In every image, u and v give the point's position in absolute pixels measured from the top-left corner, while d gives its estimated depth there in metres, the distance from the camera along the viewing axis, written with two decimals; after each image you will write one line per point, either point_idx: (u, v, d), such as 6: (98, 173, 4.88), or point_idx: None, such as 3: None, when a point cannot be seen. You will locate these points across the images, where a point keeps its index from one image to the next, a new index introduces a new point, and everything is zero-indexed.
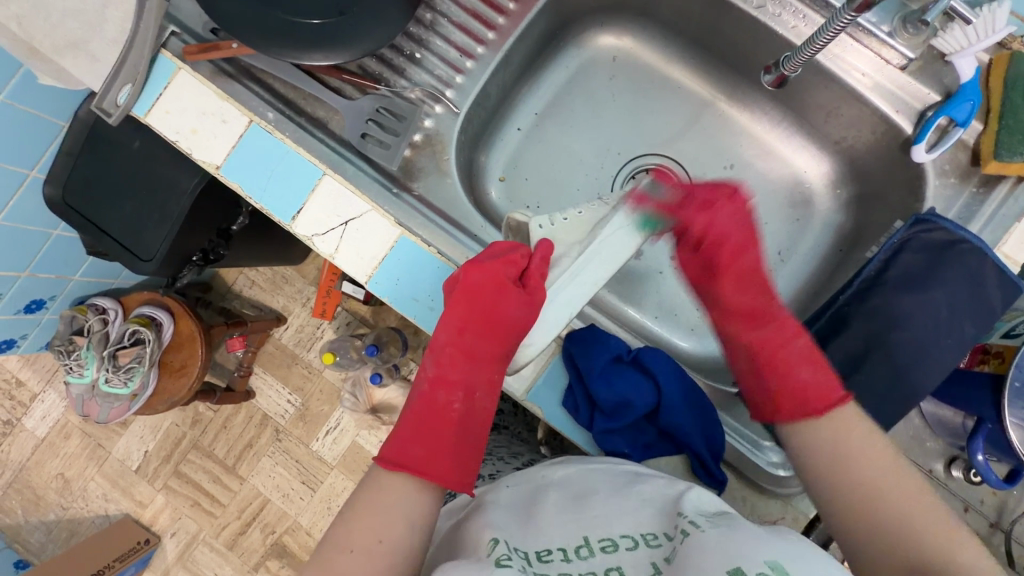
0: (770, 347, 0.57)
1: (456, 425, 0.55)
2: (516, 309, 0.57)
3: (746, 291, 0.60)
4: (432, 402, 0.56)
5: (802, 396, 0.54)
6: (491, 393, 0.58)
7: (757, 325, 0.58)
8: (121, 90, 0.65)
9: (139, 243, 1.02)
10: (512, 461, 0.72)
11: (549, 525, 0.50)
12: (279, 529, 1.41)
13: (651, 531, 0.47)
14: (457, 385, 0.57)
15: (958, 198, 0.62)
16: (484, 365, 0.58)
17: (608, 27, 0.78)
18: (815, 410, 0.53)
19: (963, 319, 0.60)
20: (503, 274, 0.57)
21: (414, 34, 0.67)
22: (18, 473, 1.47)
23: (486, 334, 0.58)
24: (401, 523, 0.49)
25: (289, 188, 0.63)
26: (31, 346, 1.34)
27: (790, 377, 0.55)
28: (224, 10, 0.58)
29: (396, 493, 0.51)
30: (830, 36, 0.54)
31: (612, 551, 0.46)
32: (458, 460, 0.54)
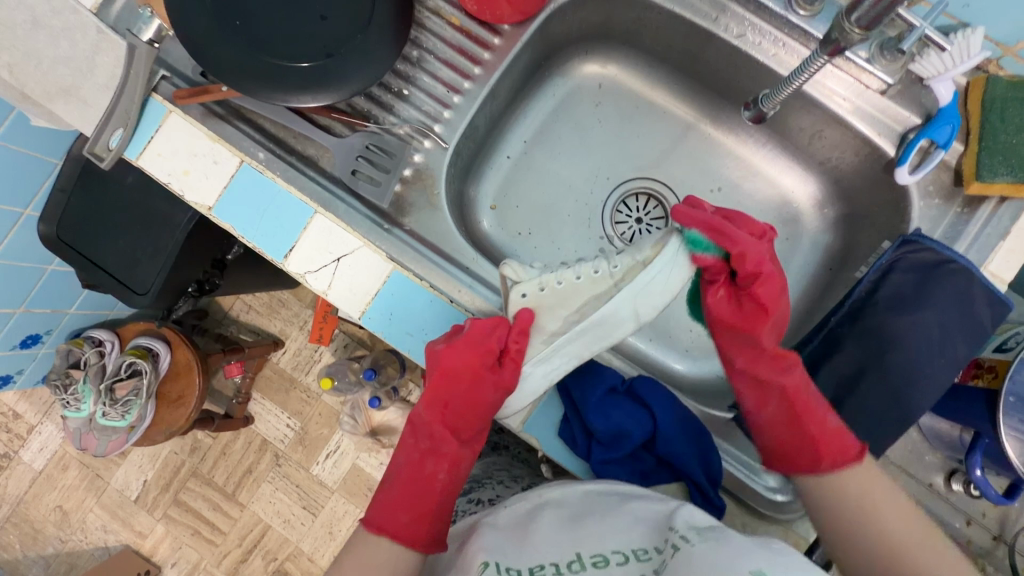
0: (805, 393, 0.57)
1: (441, 493, 0.58)
2: (495, 389, 0.60)
3: (768, 354, 0.58)
4: (419, 469, 0.59)
5: (821, 447, 0.56)
6: (471, 457, 0.62)
7: (790, 368, 0.58)
8: (113, 134, 0.65)
9: (134, 277, 1.02)
10: (512, 486, 0.72)
11: (542, 542, 0.50)
12: (281, 555, 1.40)
13: (643, 547, 0.47)
14: (442, 455, 0.60)
15: (943, 218, 0.63)
16: (466, 434, 0.62)
17: (594, 56, 0.79)
18: (834, 463, 0.55)
19: (954, 338, 0.60)
20: (483, 359, 0.59)
21: (401, 71, 0.67)
22: (16, 507, 1.46)
23: (468, 408, 0.61)
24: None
25: (281, 227, 0.64)
26: (27, 379, 1.33)
27: (826, 422, 0.56)
28: (212, 56, 0.58)
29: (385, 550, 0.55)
30: (810, 73, 0.54)
31: (604, 566, 0.46)
32: (441, 525, 0.57)
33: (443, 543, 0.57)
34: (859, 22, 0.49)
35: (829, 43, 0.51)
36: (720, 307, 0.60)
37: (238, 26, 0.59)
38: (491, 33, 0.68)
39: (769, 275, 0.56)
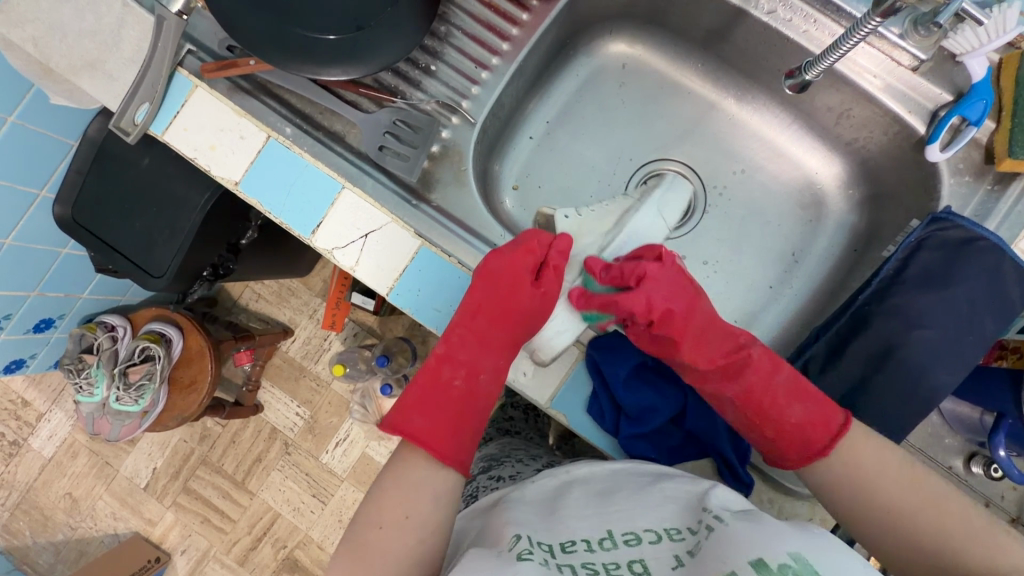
0: (757, 393, 0.55)
1: (458, 402, 0.56)
2: (529, 300, 0.58)
3: (709, 373, 0.57)
4: (437, 375, 0.57)
5: (805, 436, 0.54)
6: (495, 378, 0.59)
7: (734, 375, 0.56)
8: (138, 109, 0.64)
9: (150, 260, 1.02)
10: (532, 463, 0.72)
11: (572, 520, 0.50)
12: (290, 543, 1.41)
13: (675, 527, 0.47)
14: (463, 364, 0.57)
15: (973, 195, 0.62)
16: (494, 350, 0.59)
17: (619, 35, 0.79)
18: (823, 446, 0.53)
19: (984, 315, 0.60)
20: (522, 265, 0.58)
21: (429, 46, 0.67)
22: (25, 494, 1.46)
23: (498, 319, 0.58)
24: (427, 500, 0.52)
25: (308, 202, 0.64)
26: (40, 365, 1.32)
27: (782, 418, 0.55)
28: (243, 28, 0.58)
29: (419, 470, 0.53)
30: (856, 40, 0.54)
31: (635, 543, 0.46)
32: (460, 438, 0.55)
33: (458, 460, 0.54)
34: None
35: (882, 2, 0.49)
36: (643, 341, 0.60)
37: None
38: (520, 9, 0.67)
39: (667, 313, 0.56)
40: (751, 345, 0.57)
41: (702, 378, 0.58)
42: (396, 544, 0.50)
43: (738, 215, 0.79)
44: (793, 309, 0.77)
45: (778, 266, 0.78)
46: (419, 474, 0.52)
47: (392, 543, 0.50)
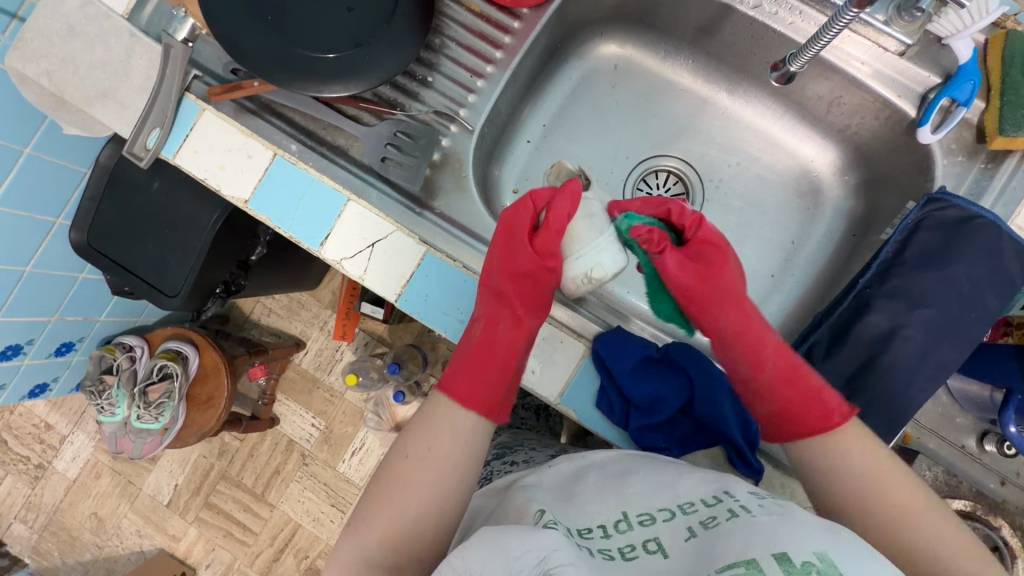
0: (783, 357, 0.57)
1: (478, 350, 0.60)
2: (525, 254, 0.61)
3: (745, 311, 0.60)
4: (466, 337, 0.62)
5: (832, 394, 0.55)
6: (515, 329, 0.61)
7: (760, 345, 0.58)
8: (150, 134, 0.67)
9: (165, 280, 1.06)
10: (544, 450, 0.74)
11: (589, 505, 0.51)
12: (312, 553, 1.43)
13: (688, 502, 0.49)
14: (480, 319, 0.62)
15: (967, 174, 0.63)
16: (511, 302, 0.61)
17: (609, 37, 0.80)
18: (846, 407, 0.54)
19: (985, 291, 0.61)
20: (518, 221, 0.62)
21: (425, 59, 0.69)
22: (52, 516, 1.49)
23: (510, 275, 0.61)
24: (449, 437, 0.55)
25: (316, 216, 0.66)
26: (62, 389, 1.35)
27: (816, 398, 0.55)
28: (247, 48, 0.60)
29: (444, 410, 0.57)
30: (834, 32, 0.54)
31: (650, 523, 0.47)
32: (478, 384, 0.58)
33: (481, 404, 0.58)
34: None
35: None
36: (681, 272, 0.61)
37: (269, 20, 0.60)
38: (511, 17, 0.69)
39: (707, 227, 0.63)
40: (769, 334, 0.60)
41: (738, 313, 0.59)
42: (419, 473, 0.53)
43: (735, 207, 0.81)
44: (796, 297, 0.78)
45: (777, 254, 0.79)
46: (441, 412, 0.57)
47: (416, 474, 0.53)
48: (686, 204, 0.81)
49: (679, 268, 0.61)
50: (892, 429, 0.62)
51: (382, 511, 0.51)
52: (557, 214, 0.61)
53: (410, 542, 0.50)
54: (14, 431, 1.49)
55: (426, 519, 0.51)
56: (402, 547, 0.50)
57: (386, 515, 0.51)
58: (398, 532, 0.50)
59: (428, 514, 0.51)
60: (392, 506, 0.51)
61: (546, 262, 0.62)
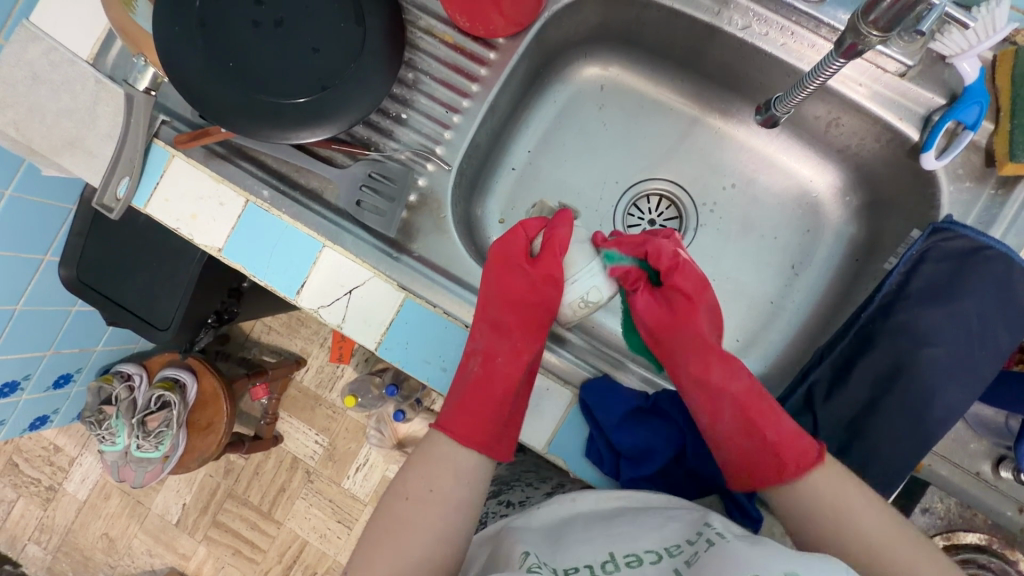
0: (751, 396, 0.55)
1: (474, 384, 0.58)
2: (523, 281, 0.61)
3: (710, 358, 0.58)
4: (464, 370, 0.60)
5: (800, 446, 0.53)
6: (513, 362, 0.59)
7: (736, 373, 0.57)
8: (119, 183, 0.65)
9: (155, 313, 1.03)
10: (542, 487, 0.70)
11: (575, 545, 0.48)
12: (320, 569, 1.41)
13: (674, 543, 0.46)
14: (479, 350, 0.60)
15: (976, 202, 0.59)
16: (510, 333, 0.61)
17: (592, 58, 0.77)
18: (814, 456, 0.52)
19: (995, 326, 0.57)
20: (514, 250, 0.62)
21: (398, 95, 0.66)
22: (65, 536, 1.48)
23: (509, 304, 0.61)
24: (450, 475, 0.54)
25: (290, 264, 0.64)
26: (64, 418, 1.36)
27: (781, 427, 0.54)
28: (209, 100, 0.58)
29: (443, 448, 0.56)
30: (822, 79, 0.52)
31: (637, 565, 0.44)
32: (478, 420, 0.57)
33: (479, 441, 0.56)
34: (876, 23, 0.46)
35: (842, 43, 0.47)
36: (652, 310, 0.62)
37: (231, 68, 0.58)
38: (486, 48, 0.66)
39: (686, 265, 0.61)
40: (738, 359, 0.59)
41: (705, 355, 0.58)
42: (420, 516, 0.51)
43: (732, 230, 0.77)
44: (797, 323, 0.75)
45: (776, 279, 0.76)
46: (442, 449, 0.55)
47: (416, 515, 0.52)
48: (680, 230, 0.78)
49: (649, 305, 0.62)
50: (899, 474, 0.59)
51: (381, 556, 0.50)
52: (551, 243, 0.61)
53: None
54: (23, 453, 1.47)
55: (428, 561, 0.50)
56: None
57: (385, 561, 0.50)
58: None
59: (428, 559, 0.50)
60: (392, 553, 0.50)
61: (545, 290, 0.61)
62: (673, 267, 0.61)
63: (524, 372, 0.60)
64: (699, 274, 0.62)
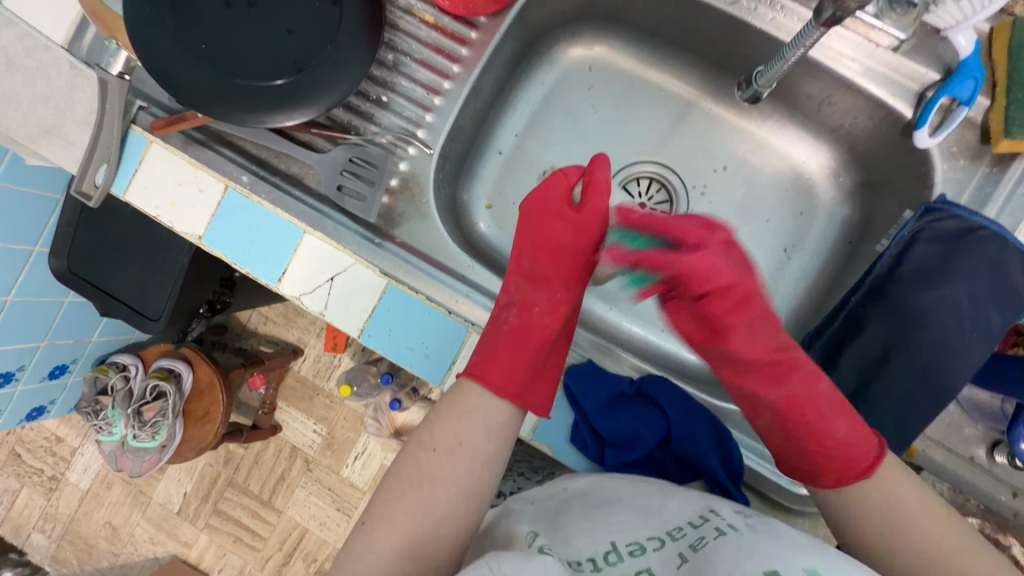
0: (801, 403, 0.51)
1: (512, 331, 0.56)
2: (564, 231, 0.61)
3: (745, 376, 0.52)
4: (498, 320, 0.57)
5: (847, 454, 0.50)
6: (552, 312, 0.58)
7: (782, 379, 0.51)
8: (96, 170, 0.64)
9: (147, 303, 1.02)
10: (533, 477, 0.69)
11: (576, 533, 0.47)
12: (320, 557, 1.41)
13: (676, 527, 0.46)
14: (515, 301, 0.58)
15: (970, 179, 0.58)
16: (549, 284, 0.60)
17: (579, 38, 0.75)
18: (868, 464, 0.49)
19: (989, 308, 0.56)
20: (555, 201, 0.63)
21: (379, 77, 0.65)
22: (69, 525, 1.49)
23: (548, 255, 0.61)
24: (479, 430, 0.52)
25: (272, 250, 0.63)
26: (62, 408, 1.37)
27: (829, 437, 0.50)
28: (183, 83, 0.57)
29: (474, 399, 0.53)
30: (803, 48, 0.50)
31: (640, 554, 0.44)
32: (516, 368, 0.54)
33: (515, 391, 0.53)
34: None
35: (822, 12, 0.45)
36: (684, 321, 0.53)
37: (204, 49, 0.57)
38: (468, 27, 0.65)
39: (722, 286, 0.49)
40: (794, 350, 0.52)
41: (740, 373, 0.52)
42: (446, 469, 0.49)
43: (724, 213, 0.75)
44: (790, 308, 0.74)
45: (769, 263, 0.74)
46: (473, 401, 0.53)
47: (443, 468, 0.50)
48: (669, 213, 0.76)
49: (683, 318, 0.53)
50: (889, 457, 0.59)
51: (402, 507, 0.48)
52: (598, 187, 0.61)
53: (426, 544, 0.47)
54: (25, 444, 1.48)
55: (452, 515, 0.48)
56: (419, 548, 0.47)
57: (406, 512, 0.48)
58: (418, 530, 0.47)
59: (450, 516, 0.48)
60: (413, 504, 0.48)
61: (584, 241, 0.61)
62: (711, 291, 0.49)
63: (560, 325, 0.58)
64: (742, 289, 0.50)
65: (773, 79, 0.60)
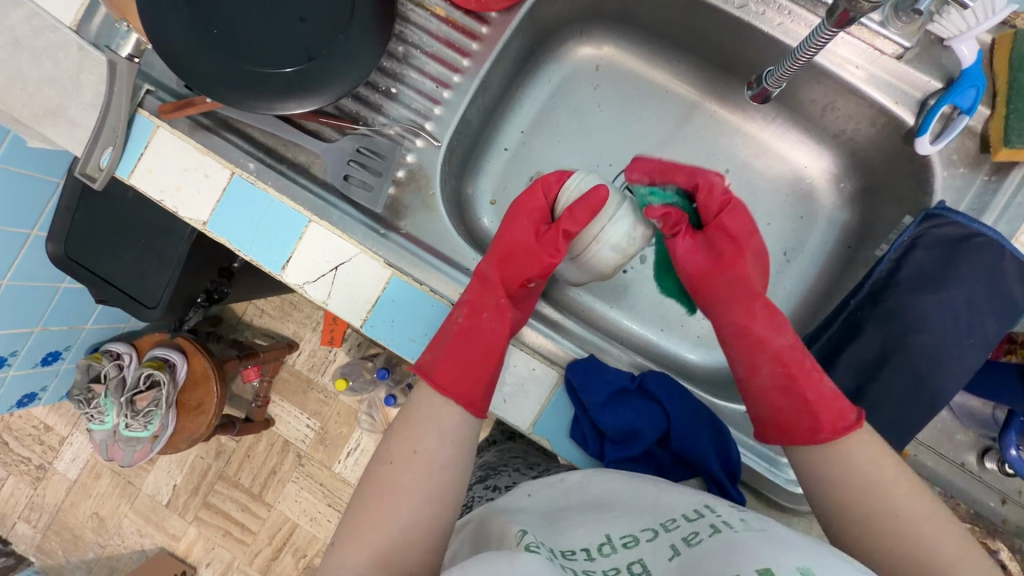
0: (794, 351, 0.54)
1: (461, 337, 0.56)
2: (527, 234, 0.60)
3: (752, 305, 0.57)
4: (449, 323, 0.58)
5: (836, 407, 0.51)
6: (499, 318, 0.58)
7: (780, 328, 0.56)
8: (102, 153, 0.64)
9: (143, 290, 1.01)
10: (529, 472, 0.69)
11: (572, 529, 0.47)
12: (310, 552, 1.40)
13: (669, 518, 0.46)
14: (465, 303, 0.58)
15: (970, 187, 0.59)
16: (497, 291, 0.59)
17: (588, 38, 0.76)
18: (854, 420, 0.50)
19: (984, 314, 0.57)
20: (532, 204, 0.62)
21: (388, 68, 0.66)
22: (55, 516, 1.47)
23: (508, 259, 0.60)
24: (434, 435, 0.51)
25: (276, 238, 0.62)
26: (53, 396, 1.35)
27: (821, 387, 0.52)
28: (193, 68, 0.57)
29: (427, 406, 0.53)
30: (813, 49, 0.51)
31: (634, 545, 0.44)
32: (463, 376, 0.55)
33: (463, 399, 0.54)
34: None
35: (834, 11, 0.46)
36: (696, 255, 0.61)
37: (215, 34, 0.57)
38: (479, 22, 0.66)
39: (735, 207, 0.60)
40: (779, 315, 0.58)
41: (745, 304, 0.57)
42: (405, 478, 0.48)
43: None
44: (788, 311, 0.74)
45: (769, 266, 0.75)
46: (423, 409, 0.53)
47: (402, 476, 0.49)
48: None
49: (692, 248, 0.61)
50: None
51: (367, 520, 0.47)
52: (582, 205, 0.57)
53: (398, 559, 0.46)
54: (14, 432, 1.46)
55: (416, 525, 0.47)
56: (390, 559, 0.45)
57: (371, 529, 0.46)
58: (385, 542, 0.46)
59: (416, 524, 0.47)
60: (378, 519, 0.47)
61: (546, 252, 0.58)
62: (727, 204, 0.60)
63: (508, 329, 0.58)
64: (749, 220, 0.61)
65: (784, 79, 0.60)
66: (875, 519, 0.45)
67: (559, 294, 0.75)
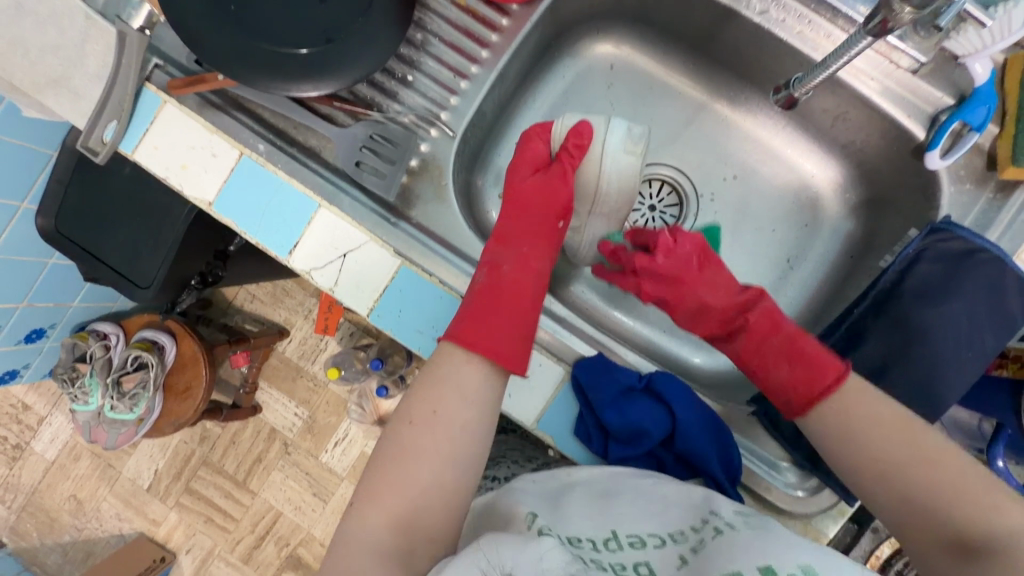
0: (746, 355, 0.58)
1: (483, 291, 0.55)
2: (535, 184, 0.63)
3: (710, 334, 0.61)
4: (473, 284, 0.57)
5: (811, 376, 0.52)
6: (522, 269, 0.58)
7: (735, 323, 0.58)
8: (106, 127, 0.61)
9: (137, 270, 0.98)
10: (527, 464, 0.69)
11: (576, 516, 0.47)
12: (293, 541, 1.38)
13: (677, 530, 0.46)
14: (486, 263, 0.58)
15: (975, 204, 0.60)
16: (517, 242, 0.60)
17: (605, 36, 0.76)
18: (833, 379, 0.51)
19: (984, 329, 0.58)
20: (535, 158, 0.65)
21: (405, 55, 0.65)
22: (31, 496, 1.44)
23: (520, 214, 0.62)
24: (456, 397, 0.50)
25: (284, 221, 0.61)
26: (35, 374, 1.32)
27: (797, 356, 0.53)
28: (208, 44, 0.56)
29: (449, 366, 0.51)
30: (846, 58, 0.53)
31: (640, 547, 0.44)
32: (488, 325, 0.53)
33: (493, 350, 0.52)
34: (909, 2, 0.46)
35: (873, 18, 0.49)
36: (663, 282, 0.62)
37: (233, 10, 0.56)
38: (499, 14, 0.65)
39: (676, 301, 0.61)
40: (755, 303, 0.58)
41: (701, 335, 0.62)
42: (427, 441, 0.48)
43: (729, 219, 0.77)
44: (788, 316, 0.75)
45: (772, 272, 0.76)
46: (445, 369, 0.51)
47: (422, 438, 0.48)
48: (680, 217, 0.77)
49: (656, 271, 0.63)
50: None
51: (387, 483, 0.47)
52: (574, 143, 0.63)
53: (417, 519, 0.46)
54: None
55: (435, 486, 0.47)
56: (409, 522, 0.45)
57: (391, 489, 0.46)
58: (405, 506, 0.46)
59: (437, 486, 0.47)
60: (397, 480, 0.47)
61: (559, 185, 0.63)
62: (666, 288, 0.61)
63: (533, 278, 0.58)
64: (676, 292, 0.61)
65: (812, 87, 0.61)
66: (886, 450, 0.47)
67: (564, 293, 0.76)
